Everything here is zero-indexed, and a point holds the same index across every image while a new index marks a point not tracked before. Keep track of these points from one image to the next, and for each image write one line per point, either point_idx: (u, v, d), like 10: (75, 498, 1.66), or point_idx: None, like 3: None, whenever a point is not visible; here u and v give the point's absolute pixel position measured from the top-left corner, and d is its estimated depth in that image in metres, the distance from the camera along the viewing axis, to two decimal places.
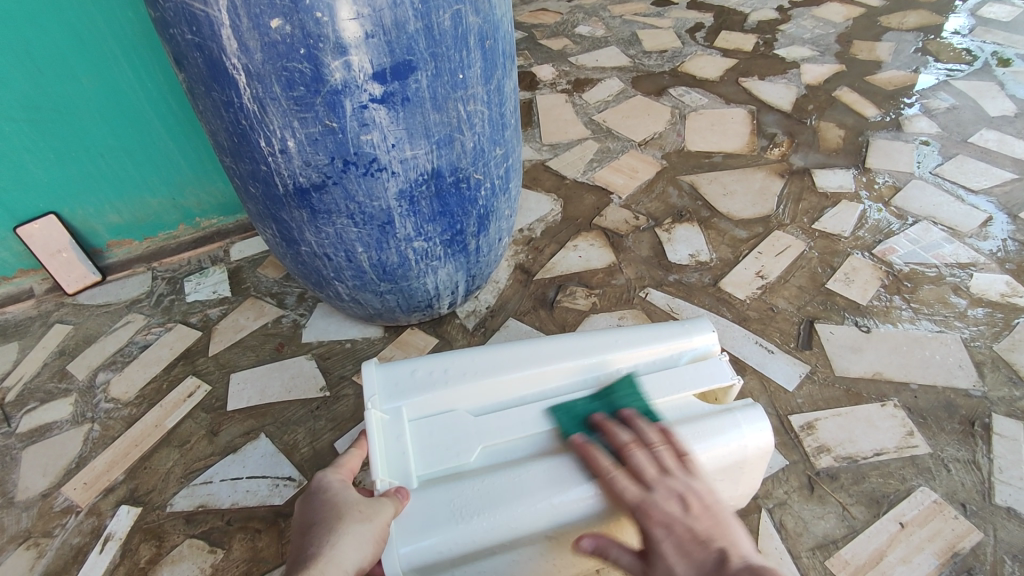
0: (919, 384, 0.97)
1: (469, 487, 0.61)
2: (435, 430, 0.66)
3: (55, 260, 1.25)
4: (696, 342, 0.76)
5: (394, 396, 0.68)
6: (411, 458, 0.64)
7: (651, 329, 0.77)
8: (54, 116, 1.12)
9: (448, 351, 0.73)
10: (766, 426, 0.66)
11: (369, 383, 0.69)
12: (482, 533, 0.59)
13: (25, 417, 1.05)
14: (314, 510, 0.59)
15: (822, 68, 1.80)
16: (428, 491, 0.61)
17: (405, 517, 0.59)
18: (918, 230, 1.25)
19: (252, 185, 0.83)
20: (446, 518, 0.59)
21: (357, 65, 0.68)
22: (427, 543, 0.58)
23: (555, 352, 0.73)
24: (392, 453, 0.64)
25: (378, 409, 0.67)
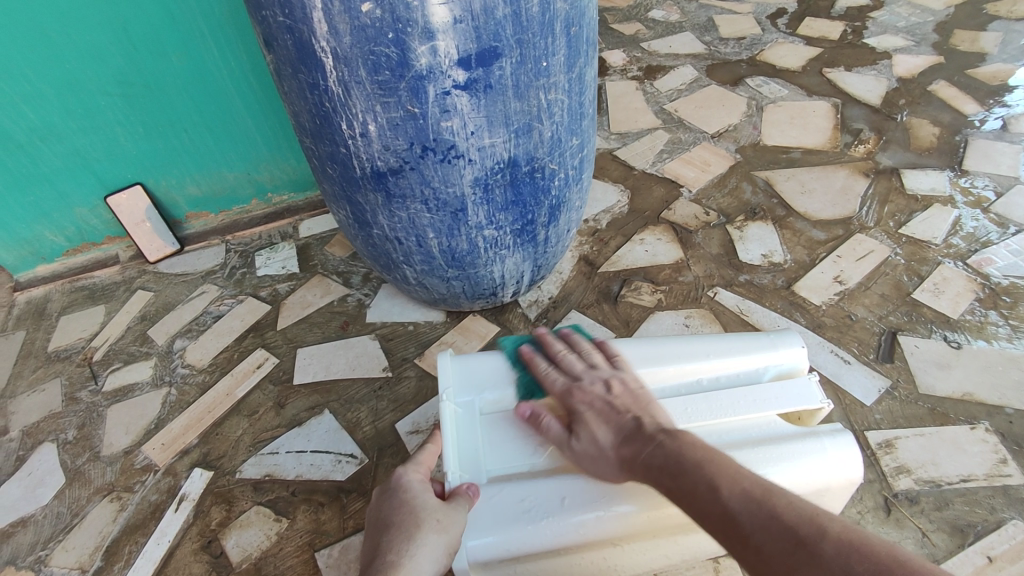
0: (1015, 408, 0.90)
1: (544, 488, 0.61)
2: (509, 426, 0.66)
3: (139, 229, 1.32)
4: (786, 356, 0.72)
5: (468, 389, 0.68)
6: (483, 453, 0.64)
7: (737, 338, 0.74)
8: (144, 91, 1.17)
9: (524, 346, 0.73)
10: (856, 454, 0.64)
11: (444, 373, 0.69)
12: (552, 534, 0.59)
13: (109, 377, 1.12)
14: (390, 509, 0.58)
15: (917, 60, 1.67)
16: (500, 488, 0.61)
17: (476, 513, 0.59)
18: (1020, 240, 1.15)
19: (330, 167, 0.84)
20: (518, 516, 0.59)
21: (443, 50, 0.67)
22: (496, 540, 0.58)
23: (633, 355, 0.72)
24: (465, 448, 0.64)
25: (452, 401, 0.67)
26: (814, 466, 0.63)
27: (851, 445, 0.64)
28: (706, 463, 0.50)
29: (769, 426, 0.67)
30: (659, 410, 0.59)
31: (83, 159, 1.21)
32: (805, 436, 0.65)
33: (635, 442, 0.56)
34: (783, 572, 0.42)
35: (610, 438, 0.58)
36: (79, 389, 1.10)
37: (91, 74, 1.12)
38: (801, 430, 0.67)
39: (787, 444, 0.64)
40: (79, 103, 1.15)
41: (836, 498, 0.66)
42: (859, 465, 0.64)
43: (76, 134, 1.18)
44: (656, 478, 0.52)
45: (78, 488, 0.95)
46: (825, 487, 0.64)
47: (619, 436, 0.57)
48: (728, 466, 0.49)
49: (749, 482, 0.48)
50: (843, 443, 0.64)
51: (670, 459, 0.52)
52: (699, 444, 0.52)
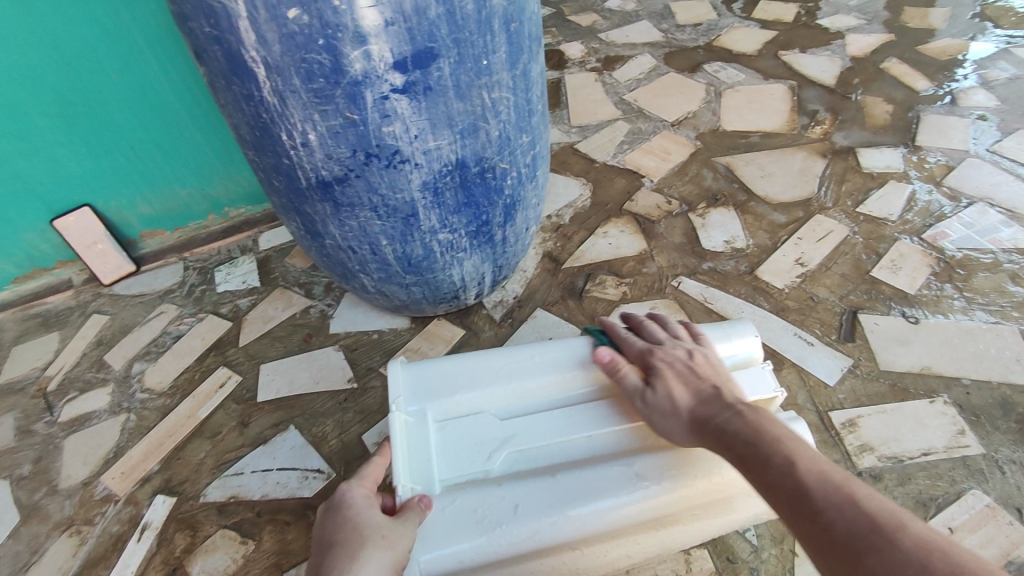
0: (972, 379, 0.91)
1: (496, 497, 0.62)
2: (460, 435, 0.67)
3: (91, 252, 1.28)
4: (734, 347, 0.73)
5: (419, 398, 0.69)
6: (435, 462, 0.65)
7: (688, 330, 0.75)
8: (84, 110, 1.13)
9: (476, 351, 0.73)
10: None
11: (395, 383, 0.69)
12: (506, 542, 0.60)
13: (65, 407, 1.08)
14: (334, 527, 0.56)
15: (869, 38, 1.69)
16: (453, 499, 0.62)
17: (429, 526, 0.60)
18: (973, 213, 1.17)
19: (275, 179, 0.82)
20: (471, 526, 0.60)
21: (377, 54, 0.65)
22: (450, 552, 0.59)
23: (584, 355, 0.72)
24: (417, 459, 0.65)
25: (403, 411, 0.67)
26: None
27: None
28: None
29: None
30: (624, 381, 0.63)
31: (25, 183, 1.17)
32: None
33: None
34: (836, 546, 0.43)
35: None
36: (34, 421, 1.07)
37: (25, 95, 1.08)
38: None
39: None
40: (16, 126, 1.10)
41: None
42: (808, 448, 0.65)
43: (14, 159, 1.13)
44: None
45: (35, 525, 0.92)
46: None
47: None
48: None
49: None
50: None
51: (747, 425, 0.55)
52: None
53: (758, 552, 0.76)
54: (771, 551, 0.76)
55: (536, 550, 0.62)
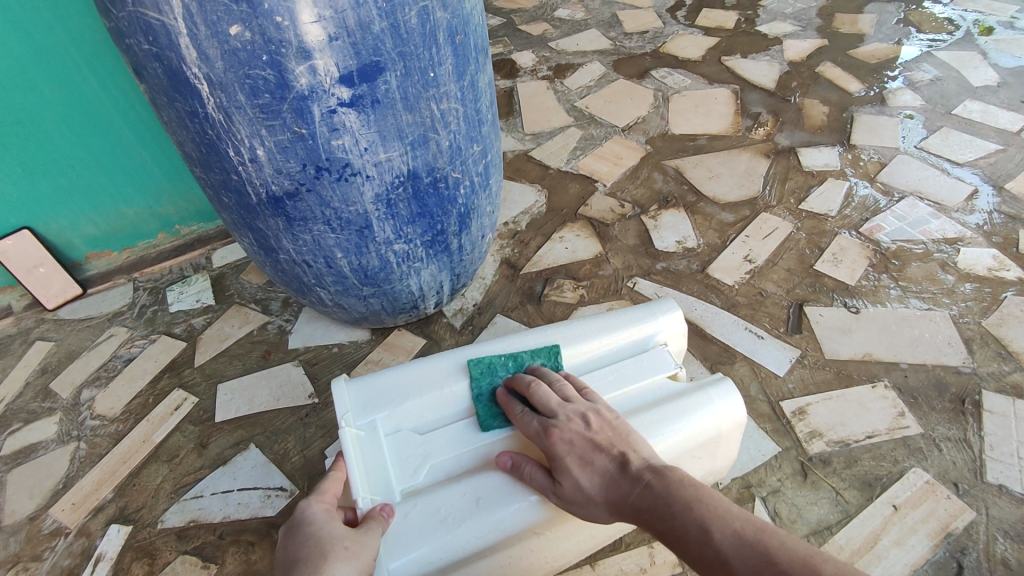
0: (909, 363, 0.97)
1: (456, 494, 0.62)
2: (413, 442, 0.67)
3: (32, 276, 1.23)
4: (665, 323, 0.77)
5: (368, 411, 0.67)
6: (392, 473, 0.64)
7: (622, 313, 0.78)
8: (19, 129, 1.09)
9: (421, 358, 0.73)
10: (737, 399, 0.69)
11: (341, 400, 0.68)
12: (471, 537, 0.61)
13: (9, 439, 1.04)
14: (296, 546, 0.55)
15: (804, 44, 1.77)
16: (413, 504, 0.62)
17: (392, 533, 0.60)
18: (905, 206, 1.24)
19: (225, 196, 0.81)
20: (434, 526, 0.60)
21: (323, 69, 0.65)
22: (416, 555, 0.59)
23: (522, 347, 0.74)
24: (374, 472, 0.64)
25: (353, 426, 0.66)
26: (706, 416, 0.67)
27: (733, 392, 0.69)
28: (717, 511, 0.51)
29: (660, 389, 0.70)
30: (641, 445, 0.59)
31: None
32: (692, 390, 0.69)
33: (620, 487, 0.56)
34: None
35: (596, 485, 0.57)
36: None
37: None
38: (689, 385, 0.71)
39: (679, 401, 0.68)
40: None
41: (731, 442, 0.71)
42: (742, 408, 0.69)
43: None
44: (642, 521, 0.55)
45: None
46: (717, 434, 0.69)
47: (607, 485, 0.57)
48: (719, 508, 0.52)
49: (739, 523, 0.50)
50: (727, 391, 0.69)
51: (659, 500, 0.53)
52: (695, 492, 0.53)
53: None
54: None
55: (503, 541, 0.63)
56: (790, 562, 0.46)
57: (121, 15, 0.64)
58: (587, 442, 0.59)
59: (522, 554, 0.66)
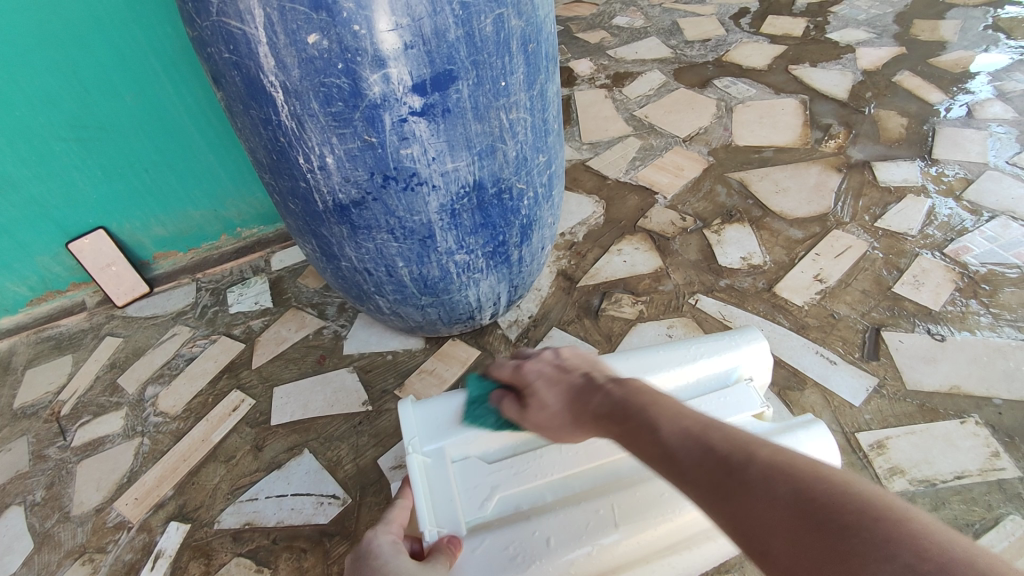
0: (1004, 399, 0.89)
1: (527, 532, 0.60)
2: (479, 471, 0.65)
3: (105, 274, 1.28)
4: (749, 355, 0.73)
5: (435, 437, 0.67)
6: (459, 503, 0.62)
7: (701, 341, 0.75)
8: (100, 133, 1.13)
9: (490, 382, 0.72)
10: (831, 443, 0.64)
11: (408, 425, 0.68)
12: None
13: (79, 431, 1.08)
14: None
15: (880, 52, 1.69)
16: (481, 539, 0.60)
17: (458, 568, 0.57)
18: (995, 227, 1.15)
19: (291, 202, 0.81)
20: (505, 565, 0.58)
21: (396, 77, 0.65)
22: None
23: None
24: (440, 498, 0.62)
25: (420, 452, 0.66)
26: None
27: (824, 434, 0.64)
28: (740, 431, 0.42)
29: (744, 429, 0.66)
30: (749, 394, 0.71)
31: (40, 207, 1.17)
32: (782, 432, 0.65)
33: (589, 395, 0.55)
34: (710, 501, 0.40)
35: (567, 401, 0.56)
36: (47, 446, 1.06)
37: (43, 119, 1.08)
38: (777, 426, 0.66)
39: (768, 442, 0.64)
40: (33, 150, 1.11)
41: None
42: (836, 454, 0.63)
43: (31, 182, 1.14)
44: (607, 427, 0.51)
45: (48, 552, 0.91)
46: None
47: (574, 398, 0.56)
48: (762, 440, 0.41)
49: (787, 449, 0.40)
50: (819, 434, 0.64)
51: (614, 402, 0.51)
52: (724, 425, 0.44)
53: None
54: None
55: None
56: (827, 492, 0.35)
57: (203, 24, 0.65)
58: (553, 368, 0.60)
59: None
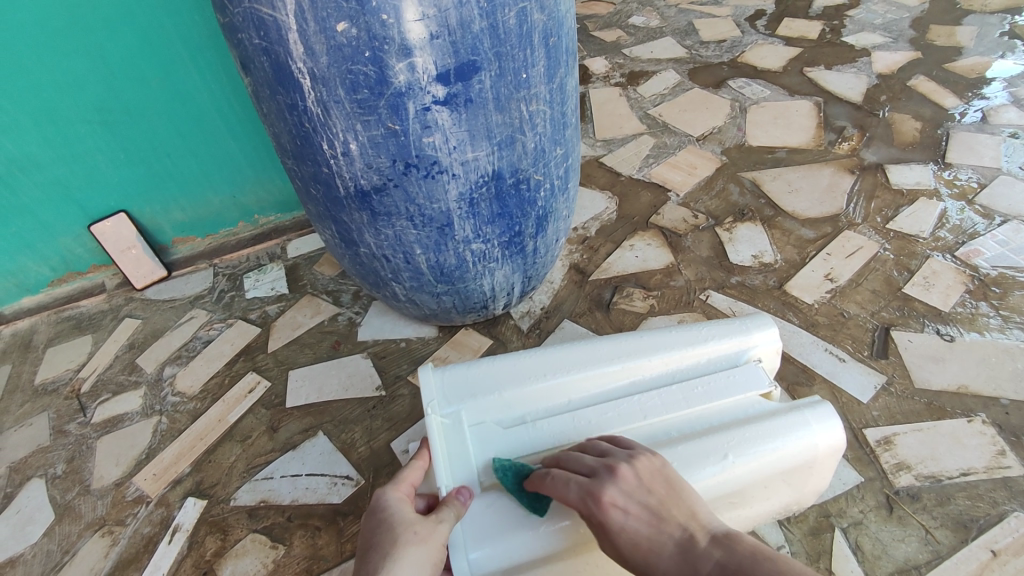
0: (1011, 399, 0.90)
1: None
2: (495, 435, 0.67)
3: (125, 257, 1.30)
4: (760, 338, 0.75)
5: (453, 401, 0.69)
6: (474, 464, 0.65)
7: (713, 325, 0.77)
8: (124, 117, 1.16)
9: (510, 355, 0.74)
10: (837, 424, 0.65)
11: (428, 388, 0.70)
12: (551, 538, 0.60)
13: (98, 408, 1.10)
14: (372, 529, 0.57)
15: (895, 56, 1.69)
16: (493, 498, 0.62)
17: (469, 522, 0.60)
18: (1006, 231, 1.16)
19: (313, 187, 0.83)
20: (515, 522, 0.60)
21: (421, 67, 0.66)
22: (497, 549, 0.59)
23: (615, 353, 0.73)
24: (456, 457, 0.65)
25: (439, 413, 0.68)
26: (800, 439, 0.64)
27: (831, 415, 0.66)
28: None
29: (752, 406, 0.68)
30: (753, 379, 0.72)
31: (64, 188, 1.20)
32: (788, 411, 0.66)
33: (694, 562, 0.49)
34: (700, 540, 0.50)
35: (672, 562, 0.50)
36: (68, 422, 1.09)
37: (70, 102, 1.11)
38: (784, 406, 0.68)
39: (774, 420, 0.65)
40: (59, 133, 1.14)
41: (824, 468, 0.67)
42: (841, 434, 0.66)
43: (56, 163, 1.17)
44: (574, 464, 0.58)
45: (68, 524, 0.93)
46: (811, 459, 0.65)
47: (674, 563, 0.50)
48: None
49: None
50: (826, 415, 0.66)
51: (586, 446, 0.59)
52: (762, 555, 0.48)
53: None
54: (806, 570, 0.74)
55: (582, 545, 0.62)
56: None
57: (235, 10, 0.67)
58: (644, 509, 0.52)
59: (598, 562, 0.64)
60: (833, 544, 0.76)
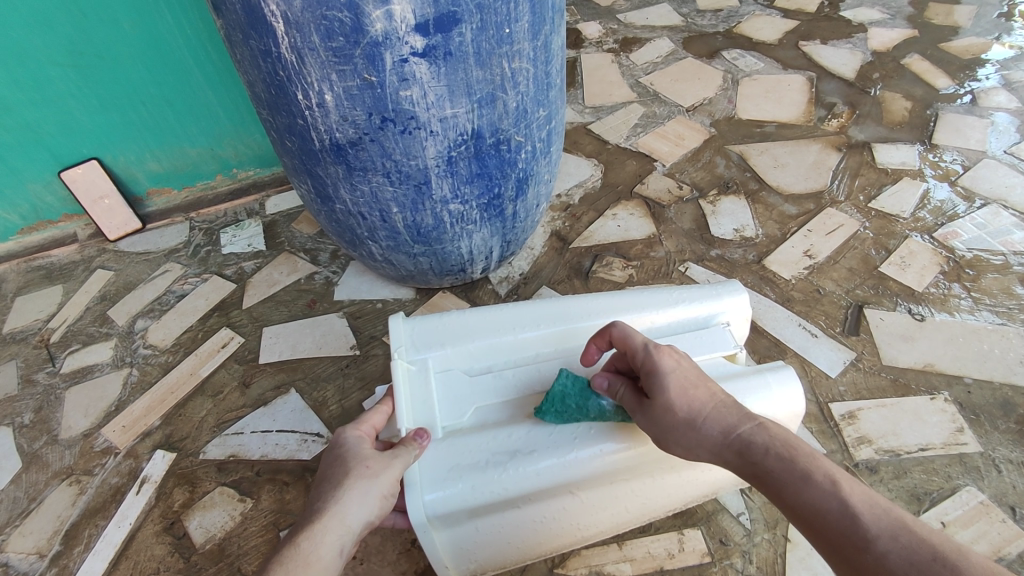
0: (974, 379, 0.92)
1: (498, 438, 0.64)
2: (460, 383, 0.69)
3: (97, 206, 1.27)
4: (730, 304, 0.76)
5: (420, 348, 0.70)
6: (437, 408, 0.66)
7: (684, 290, 0.77)
8: (96, 60, 1.12)
9: (481, 308, 0.74)
10: (797, 388, 0.66)
11: (397, 334, 0.71)
12: (509, 485, 0.61)
13: (68, 358, 1.09)
14: (327, 463, 0.59)
15: (892, 33, 1.67)
16: (451, 443, 0.64)
17: (425, 461, 0.62)
18: (986, 214, 1.16)
19: (288, 139, 0.81)
20: (472, 465, 0.62)
21: (399, 15, 0.64)
22: (451, 491, 0.60)
23: (585, 310, 0.74)
24: (419, 402, 0.66)
25: (405, 359, 0.69)
26: (761, 399, 0.65)
27: (793, 380, 0.67)
28: (812, 455, 0.50)
29: (716, 367, 0.69)
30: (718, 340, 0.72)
31: (33, 133, 1.16)
32: (751, 373, 0.67)
33: (732, 420, 0.54)
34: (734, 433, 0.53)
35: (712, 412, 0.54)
36: (36, 371, 1.07)
37: (39, 42, 1.06)
38: (748, 368, 0.69)
39: (737, 381, 0.66)
40: (27, 74, 1.09)
41: (783, 433, 0.69)
42: (800, 399, 0.66)
43: (25, 107, 1.13)
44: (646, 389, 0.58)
45: (35, 472, 0.93)
46: (771, 422, 0.67)
47: (712, 421, 0.54)
48: (836, 465, 0.49)
49: (861, 483, 0.47)
50: (787, 379, 0.67)
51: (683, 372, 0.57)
52: (794, 436, 0.52)
53: (751, 536, 0.77)
54: (764, 536, 0.76)
55: (538, 493, 0.63)
56: (926, 530, 0.43)
57: None
58: (695, 369, 0.58)
59: (553, 516, 0.66)
60: None
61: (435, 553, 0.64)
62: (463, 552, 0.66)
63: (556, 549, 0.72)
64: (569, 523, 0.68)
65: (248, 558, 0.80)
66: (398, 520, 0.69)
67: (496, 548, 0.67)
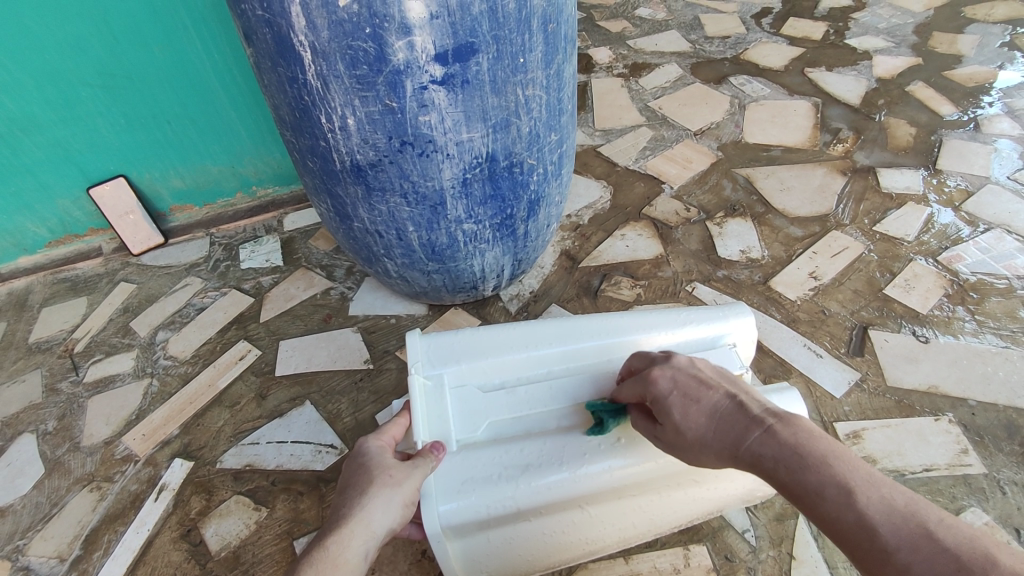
0: (978, 401, 0.93)
1: (510, 453, 0.66)
2: (474, 398, 0.71)
3: (123, 221, 1.32)
4: (736, 326, 0.78)
5: (436, 363, 0.72)
6: (451, 422, 0.69)
7: (692, 311, 0.79)
8: (126, 82, 1.17)
9: (496, 325, 0.77)
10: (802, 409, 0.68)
11: (413, 350, 0.73)
12: (521, 497, 0.63)
13: (91, 368, 1.12)
14: (350, 472, 0.62)
15: (896, 61, 1.70)
16: (465, 456, 0.66)
17: (440, 473, 0.64)
18: (989, 238, 1.18)
19: (310, 160, 0.84)
20: (485, 479, 0.64)
21: (420, 45, 0.68)
22: (465, 503, 0.63)
23: (596, 329, 0.76)
24: (434, 416, 0.69)
25: (421, 374, 0.71)
26: None
27: (798, 401, 0.69)
28: (831, 461, 0.45)
29: None
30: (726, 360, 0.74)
31: (64, 150, 1.21)
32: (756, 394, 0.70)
33: (743, 429, 0.50)
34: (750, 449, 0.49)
35: (719, 425, 0.52)
36: (60, 379, 1.11)
37: (73, 64, 1.12)
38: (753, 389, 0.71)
39: None
40: (60, 95, 1.14)
41: None
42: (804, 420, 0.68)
43: (57, 125, 1.18)
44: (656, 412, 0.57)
45: (57, 478, 0.95)
46: None
47: (721, 428, 0.51)
48: (860, 468, 0.45)
49: (888, 489, 0.43)
50: (791, 400, 0.69)
51: (684, 390, 0.55)
52: (816, 435, 0.48)
53: (756, 553, 0.78)
54: (769, 553, 0.77)
55: (548, 506, 0.65)
56: (955, 538, 0.39)
57: None
58: (691, 380, 0.55)
59: (562, 529, 0.68)
60: (796, 530, 0.79)
61: (447, 563, 0.66)
62: (474, 564, 0.68)
63: (565, 562, 0.74)
64: (579, 537, 0.70)
65: (262, 565, 0.82)
66: (413, 530, 0.71)
67: (506, 560, 0.69)
